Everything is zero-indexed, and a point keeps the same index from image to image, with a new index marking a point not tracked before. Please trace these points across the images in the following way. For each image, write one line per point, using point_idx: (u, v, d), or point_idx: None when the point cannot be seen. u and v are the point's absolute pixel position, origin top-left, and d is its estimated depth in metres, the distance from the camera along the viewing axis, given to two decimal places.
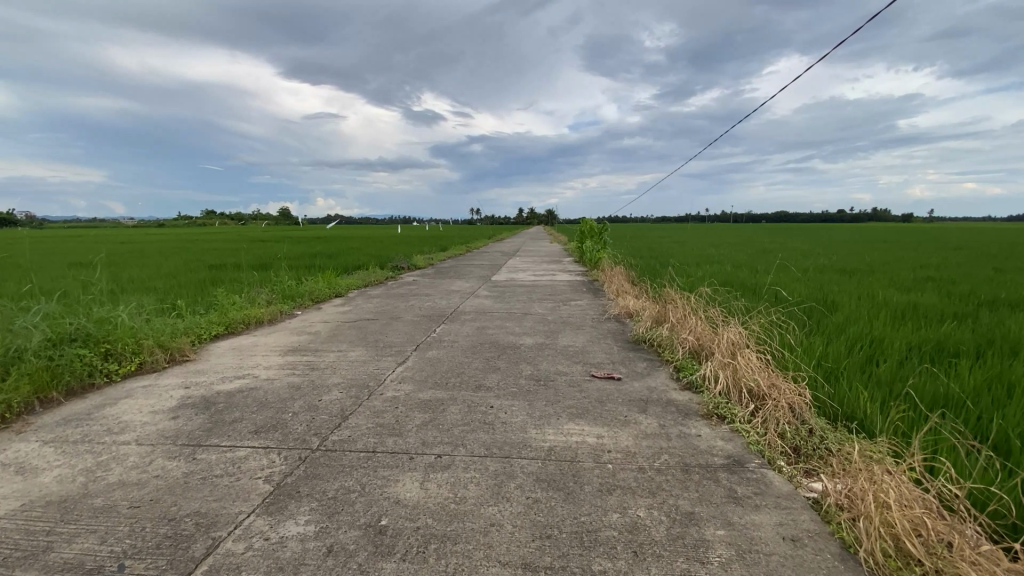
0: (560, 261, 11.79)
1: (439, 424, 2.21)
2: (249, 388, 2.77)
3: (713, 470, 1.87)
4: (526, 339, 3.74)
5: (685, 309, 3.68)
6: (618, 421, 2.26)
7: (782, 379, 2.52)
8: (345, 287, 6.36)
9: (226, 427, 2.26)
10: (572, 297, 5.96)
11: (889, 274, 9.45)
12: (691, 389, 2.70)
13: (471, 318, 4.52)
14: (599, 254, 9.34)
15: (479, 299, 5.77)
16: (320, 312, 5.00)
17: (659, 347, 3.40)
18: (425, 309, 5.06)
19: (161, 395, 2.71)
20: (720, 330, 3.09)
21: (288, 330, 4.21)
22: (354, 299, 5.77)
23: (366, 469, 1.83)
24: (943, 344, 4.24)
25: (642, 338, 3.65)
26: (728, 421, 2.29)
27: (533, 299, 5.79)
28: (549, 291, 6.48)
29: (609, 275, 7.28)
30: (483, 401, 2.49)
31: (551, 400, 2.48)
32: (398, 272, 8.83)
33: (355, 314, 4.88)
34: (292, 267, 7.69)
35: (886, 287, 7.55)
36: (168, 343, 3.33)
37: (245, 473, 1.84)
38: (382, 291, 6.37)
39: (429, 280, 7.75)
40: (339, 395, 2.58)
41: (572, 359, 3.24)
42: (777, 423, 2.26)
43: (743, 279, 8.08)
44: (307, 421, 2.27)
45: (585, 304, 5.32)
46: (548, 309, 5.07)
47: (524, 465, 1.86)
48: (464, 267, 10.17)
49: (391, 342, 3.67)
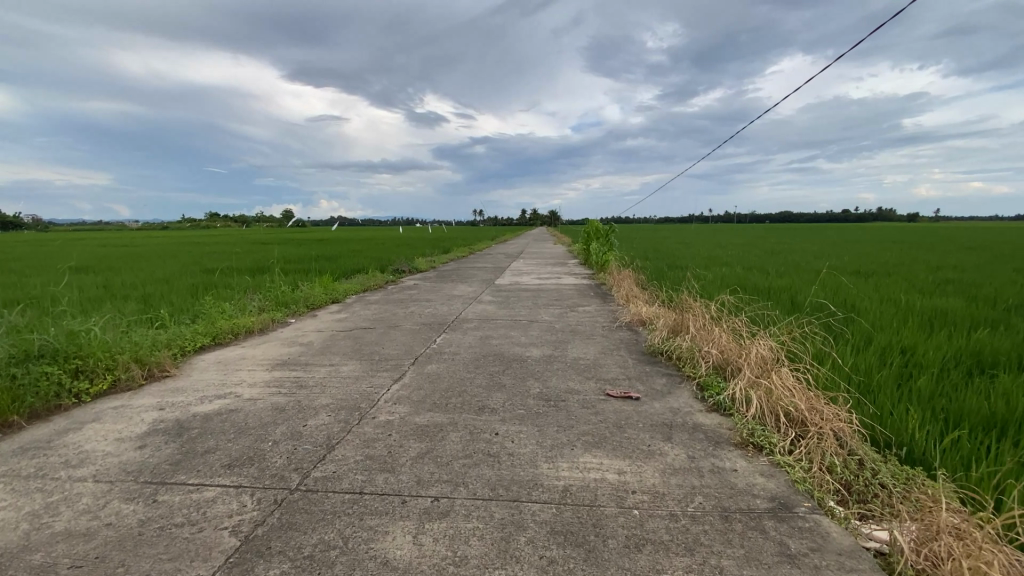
0: (565, 263, 11.52)
1: (436, 456, 1.94)
2: (229, 411, 2.51)
3: (757, 518, 1.59)
4: (533, 350, 3.47)
5: (706, 319, 3.40)
6: (641, 452, 1.98)
7: (823, 402, 2.25)
8: (342, 292, 6.10)
9: (196, 460, 1.99)
10: (579, 302, 5.68)
11: (907, 276, 9.12)
12: (719, 411, 2.42)
13: (474, 326, 4.25)
14: (605, 256, 9.05)
15: (482, 305, 5.49)
16: (314, 320, 4.74)
17: (678, 360, 3.12)
18: (425, 316, 4.80)
19: (131, 419, 2.45)
20: (748, 344, 2.82)
21: (280, 340, 3.95)
22: (351, 305, 5.50)
23: (350, 517, 1.57)
24: (979, 353, 3.96)
25: (659, 350, 3.36)
26: (766, 452, 2.02)
27: (539, 304, 5.51)
28: (556, 296, 6.20)
29: (617, 278, 7.00)
30: (487, 426, 2.22)
31: (563, 427, 2.21)
32: (399, 275, 8.57)
33: (352, 322, 4.63)
34: (289, 272, 7.45)
35: (906, 290, 7.26)
36: (146, 357, 3.07)
37: (210, 522, 1.58)
38: (381, 296, 6.11)
39: (431, 284, 7.49)
40: (326, 420, 2.32)
41: (584, 374, 2.96)
42: (822, 454, 1.99)
43: (757, 283, 7.79)
44: (287, 453, 2.01)
45: (595, 311, 5.03)
46: (556, 316, 4.79)
47: (536, 511, 1.59)
48: (467, 270, 9.90)
49: (388, 354, 3.41)
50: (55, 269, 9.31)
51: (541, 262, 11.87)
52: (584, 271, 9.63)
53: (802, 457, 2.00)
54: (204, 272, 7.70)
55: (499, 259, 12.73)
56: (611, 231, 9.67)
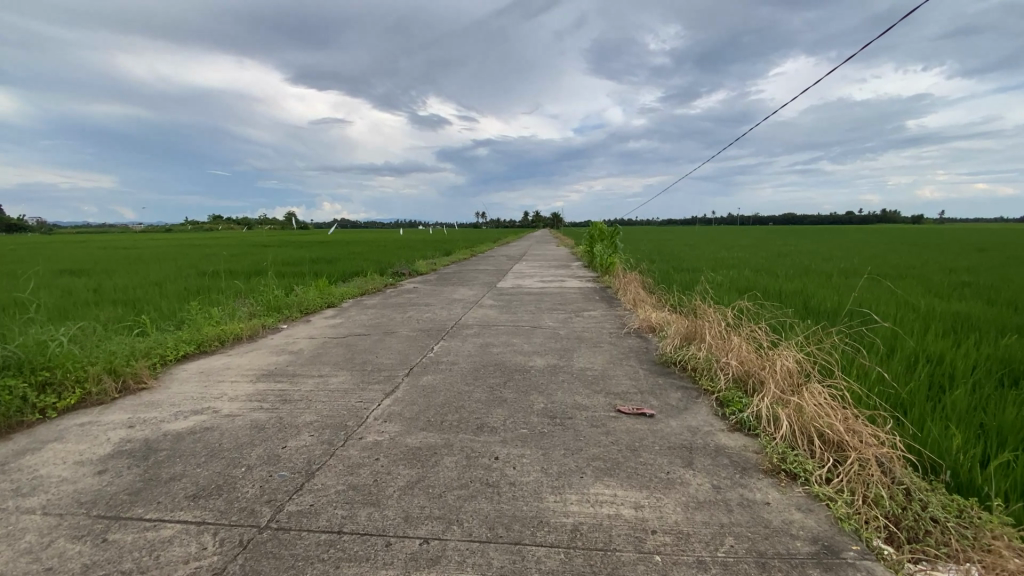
0: (568, 266, 11.29)
1: (428, 486, 1.72)
2: (204, 429, 2.29)
3: (800, 566, 1.36)
4: (536, 359, 3.25)
5: (723, 328, 3.18)
6: (659, 482, 1.75)
7: (861, 423, 2.02)
8: (338, 296, 5.89)
9: (158, 490, 1.77)
10: (585, 306, 5.44)
11: (920, 279, 8.86)
12: (743, 431, 2.19)
13: (474, 332, 4.03)
14: (610, 258, 8.81)
15: (483, 309, 5.27)
16: (307, 326, 4.53)
17: (694, 372, 2.89)
18: (423, 321, 4.58)
19: (96, 438, 2.24)
20: (771, 354, 2.59)
21: (268, 348, 3.74)
22: (347, 310, 5.28)
23: (324, 565, 1.34)
24: (1011, 361, 3.72)
25: (672, 361, 3.14)
26: (800, 481, 1.79)
27: (542, 309, 5.28)
28: (559, 300, 5.98)
29: (623, 281, 6.77)
30: (485, 449, 1.99)
31: (571, 450, 1.98)
32: (399, 278, 8.36)
33: (346, 328, 4.41)
34: (285, 275, 7.25)
35: (922, 294, 7.03)
36: (121, 368, 2.86)
37: (162, 569, 1.36)
38: (379, 300, 5.89)
39: (431, 287, 7.27)
40: (308, 441, 2.10)
41: (592, 386, 2.74)
42: (865, 484, 1.76)
43: (767, 286, 7.54)
44: (260, 482, 1.79)
45: (600, 316, 4.80)
46: (560, 321, 4.57)
47: (541, 557, 1.36)
48: (468, 272, 9.69)
49: (381, 364, 3.19)
50: (48, 272, 9.11)
51: (544, 264, 11.64)
52: (589, 274, 9.41)
53: (842, 487, 1.76)
54: (198, 275, 7.51)
55: (501, 261, 12.51)
56: (615, 233, 9.44)
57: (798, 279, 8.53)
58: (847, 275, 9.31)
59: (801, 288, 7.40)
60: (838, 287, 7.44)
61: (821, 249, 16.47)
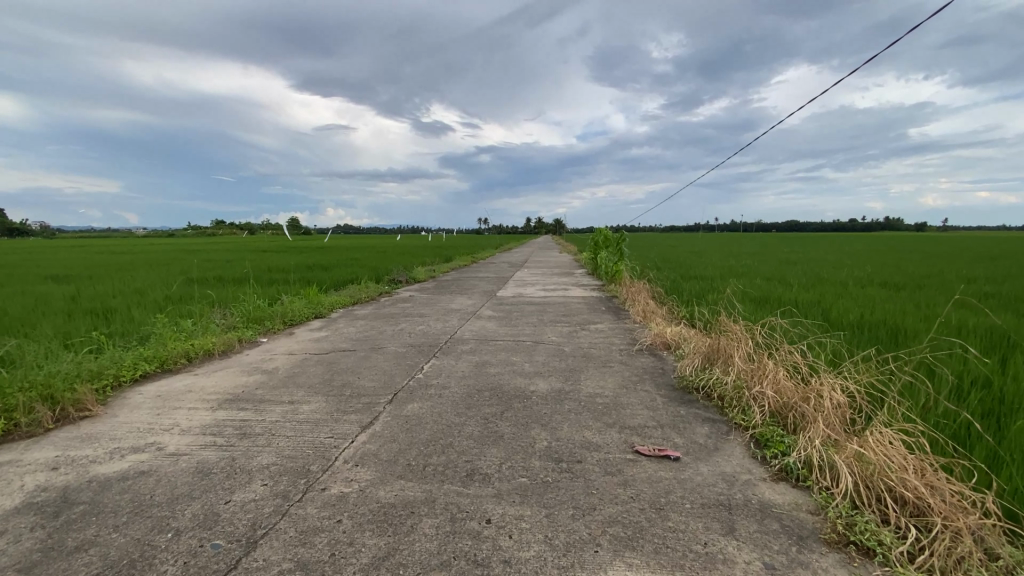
0: (571, 273, 10.88)
1: (397, 565, 1.33)
2: (137, 476, 1.92)
3: None
4: (539, 382, 2.86)
5: (751, 350, 2.80)
6: (696, 561, 1.36)
7: (941, 478, 1.63)
8: (328, 305, 5.52)
9: (54, 567, 1.40)
10: (591, 319, 5.04)
11: (944, 289, 8.42)
12: (791, 482, 1.79)
13: (470, 348, 3.64)
14: (616, 266, 8.42)
15: (481, 321, 4.88)
16: (289, 339, 4.15)
17: (721, 401, 2.50)
18: (416, 334, 4.19)
19: (8, 486, 1.87)
20: (813, 383, 2.21)
21: (240, 367, 3.36)
22: (334, 322, 4.90)
23: None
24: None
25: (694, 385, 2.75)
26: (877, 560, 1.40)
27: (545, 321, 4.88)
28: (564, 311, 5.58)
29: (631, 290, 6.37)
30: (474, 506, 1.61)
31: (581, 510, 1.59)
32: (395, 286, 7.99)
33: (330, 342, 4.04)
34: (274, 282, 6.89)
35: (948, 307, 6.61)
36: (59, 395, 2.53)
37: None
38: (370, 310, 5.50)
39: (428, 296, 6.90)
40: (257, 494, 1.71)
41: (604, 418, 2.34)
42: (961, 564, 1.37)
43: (783, 296, 7.13)
44: (187, 556, 1.41)
45: (609, 330, 4.41)
46: (564, 335, 4.18)
47: None
48: (468, 280, 9.29)
49: (362, 387, 2.80)
50: (32, 279, 8.77)
51: (546, 271, 11.22)
52: (594, 282, 9.01)
53: (933, 570, 1.37)
54: (184, 282, 7.16)
55: (502, 268, 12.13)
56: (621, 239, 9.03)
57: (815, 289, 8.11)
58: (864, 284, 8.88)
59: (820, 299, 6.98)
60: (860, 299, 7.02)
61: (831, 257, 16.04)
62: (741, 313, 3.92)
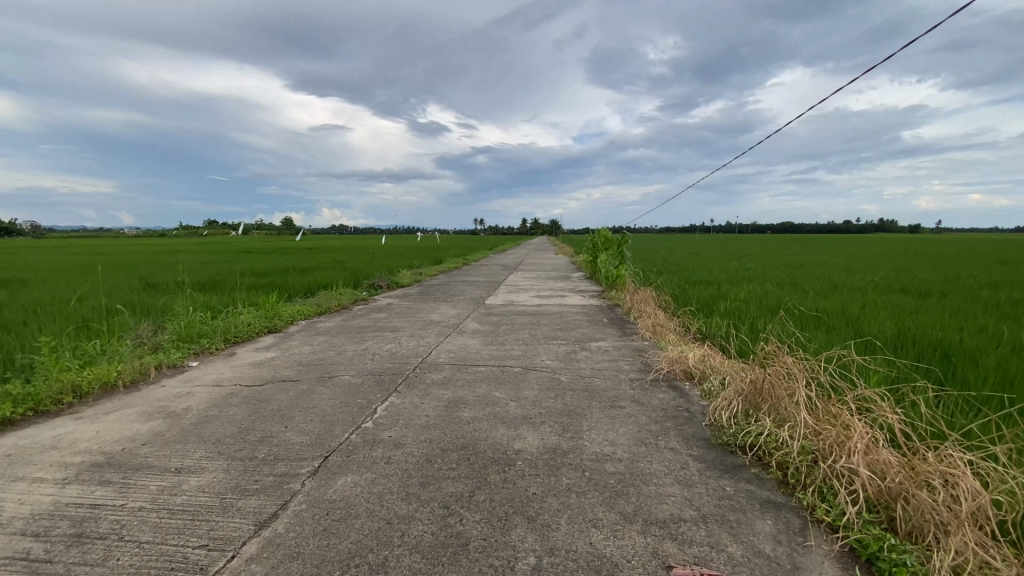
0: (568, 278, 10.12)
1: None
2: None
3: None
4: (528, 435, 2.12)
5: (812, 395, 2.09)
6: None
7: None
8: (287, 317, 4.75)
9: None
10: (592, 335, 4.31)
11: (970, 296, 7.82)
12: None
13: (443, 378, 2.88)
14: (617, 270, 7.71)
15: (463, 338, 4.13)
16: (224, 365, 3.38)
17: (784, 474, 1.78)
18: (379, 357, 3.42)
19: None
20: (930, 469, 1.51)
21: (142, 407, 2.60)
22: (288, 338, 4.12)
23: None
24: None
25: (737, 442, 2.03)
26: None
27: (538, 338, 4.12)
28: (560, 324, 4.82)
29: (635, 299, 5.67)
30: None
31: None
32: (374, 292, 7.24)
33: (274, 367, 3.29)
34: (235, 289, 6.09)
35: (989, 317, 5.90)
36: None
37: None
38: (336, 323, 4.72)
39: (409, 304, 6.15)
40: None
41: (620, 505, 1.61)
42: None
43: (803, 305, 6.46)
44: None
45: (614, 350, 3.67)
46: (561, 358, 3.44)
47: None
48: (456, 285, 8.57)
49: (283, 446, 2.04)
50: None
51: (541, 276, 10.42)
52: (592, 288, 8.29)
53: None
54: (134, 288, 6.39)
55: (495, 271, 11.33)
56: (622, 242, 8.28)
57: (833, 296, 7.48)
58: (882, 291, 8.26)
59: (845, 309, 6.30)
60: (886, 309, 6.37)
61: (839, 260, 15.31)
62: (773, 335, 3.22)
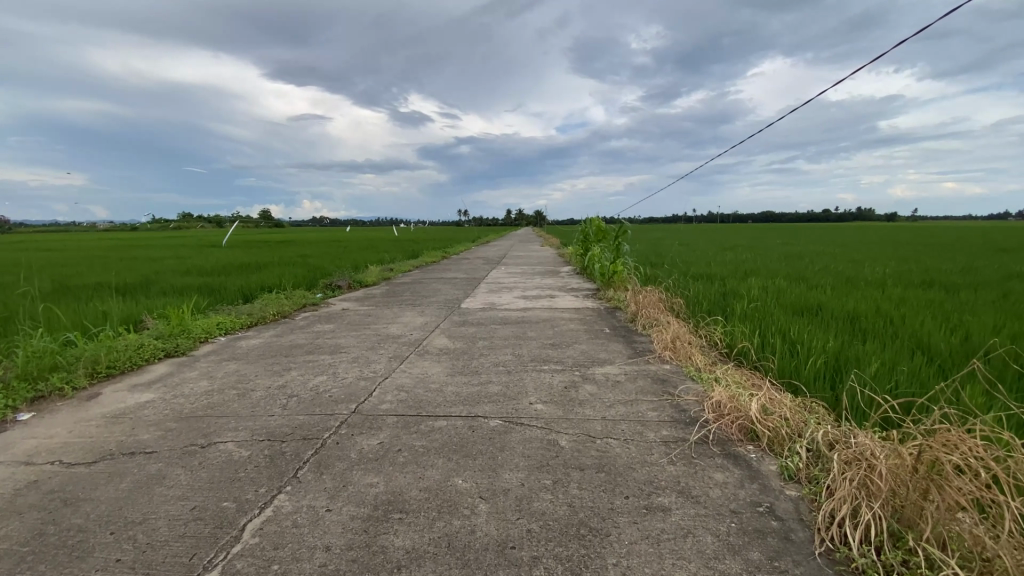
0: (556, 273, 9.12)
1: None
2: None
3: None
4: None
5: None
6: None
7: None
8: (198, 333, 3.67)
9: None
10: (593, 354, 3.31)
11: (1005, 289, 6.98)
12: None
13: (377, 446, 1.87)
14: (615, 266, 6.73)
15: (422, 363, 3.09)
16: (67, 418, 2.30)
17: None
18: (296, 403, 2.37)
19: None
20: None
21: None
22: (188, 367, 3.05)
23: None
24: None
25: None
26: None
27: (523, 362, 3.11)
28: (552, 337, 3.83)
29: (639, 301, 4.70)
30: None
31: None
32: (331, 295, 6.15)
33: (137, 422, 2.24)
34: (151, 294, 4.97)
35: None
36: None
37: None
38: (263, 342, 3.64)
39: (368, 310, 5.09)
40: None
41: None
42: None
43: (829, 303, 5.57)
44: None
45: (626, 382, 2.67)
46: (555, 397, 2.44)
47: None
48: (429, 283, 7.51)
49: None
50: None
51: (527, 271, 9.33)
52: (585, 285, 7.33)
53: None
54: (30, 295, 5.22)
55: (476, 270, 9.37)
56: (620, 233, 7.32)
57: (856, 292, 6.61)
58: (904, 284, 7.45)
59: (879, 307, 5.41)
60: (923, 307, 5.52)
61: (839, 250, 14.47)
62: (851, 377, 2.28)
